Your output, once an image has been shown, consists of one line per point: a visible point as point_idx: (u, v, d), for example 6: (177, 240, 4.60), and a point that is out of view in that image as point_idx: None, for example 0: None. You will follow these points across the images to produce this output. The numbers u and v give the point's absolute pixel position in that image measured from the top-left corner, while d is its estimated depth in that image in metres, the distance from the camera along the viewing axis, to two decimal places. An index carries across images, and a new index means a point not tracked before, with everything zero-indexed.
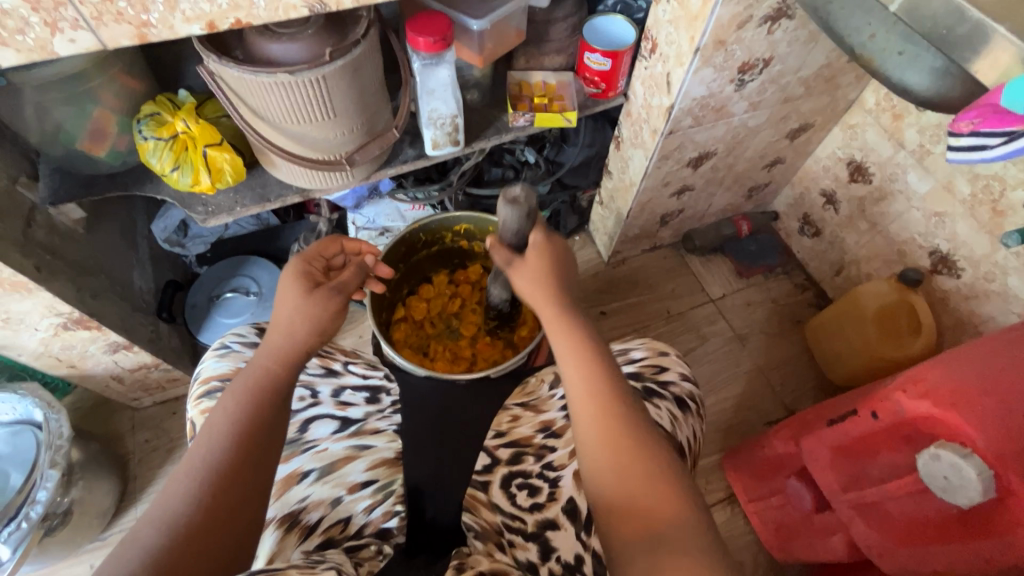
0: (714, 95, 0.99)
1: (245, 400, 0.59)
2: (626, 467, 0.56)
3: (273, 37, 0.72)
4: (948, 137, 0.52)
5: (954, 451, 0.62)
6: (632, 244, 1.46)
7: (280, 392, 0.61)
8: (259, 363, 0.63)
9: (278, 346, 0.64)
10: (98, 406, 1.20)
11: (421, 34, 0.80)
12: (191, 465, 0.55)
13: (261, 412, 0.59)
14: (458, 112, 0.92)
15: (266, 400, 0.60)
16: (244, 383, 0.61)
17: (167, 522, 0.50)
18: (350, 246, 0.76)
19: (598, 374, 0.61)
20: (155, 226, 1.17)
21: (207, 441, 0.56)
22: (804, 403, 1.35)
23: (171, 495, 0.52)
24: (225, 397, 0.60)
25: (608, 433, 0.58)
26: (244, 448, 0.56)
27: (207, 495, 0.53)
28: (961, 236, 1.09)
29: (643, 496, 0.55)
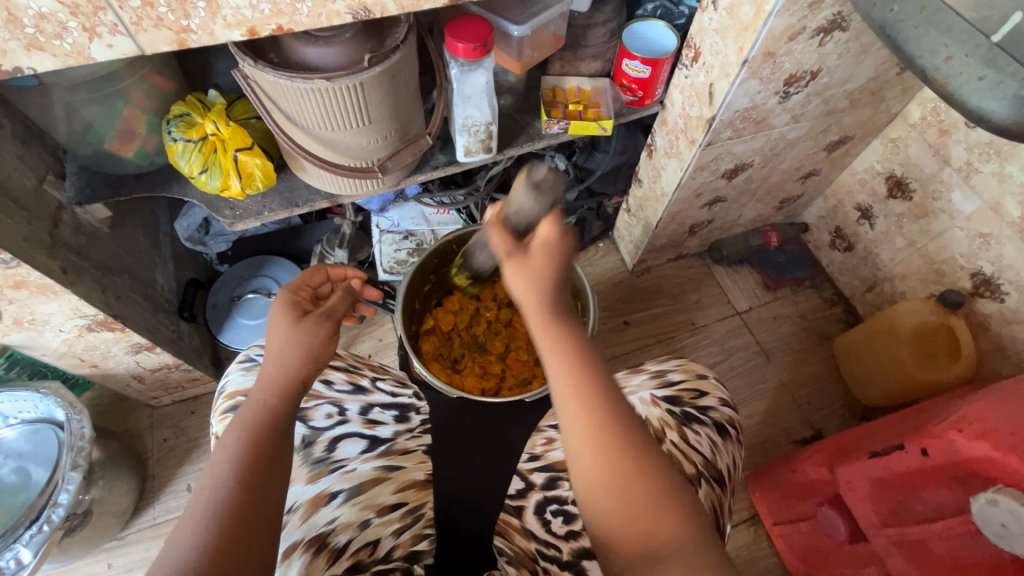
0: (756, 107, 0.95)
1: (244, 435, 0.57)
2: (622, 491, 0.51)
3: (310, 40, 0.69)
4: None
5: (1013, 498, 0.59)
6: (658, 253, 1.43)
7: (282, 422, 0.60)
8: (256, 396, 0.61)
9: (274, 378, 0.62)
10: (118, 403, 1.19)
11: (460, 40, 0.77)
12: (194, 508, 0.52)
13: (256, 446, 0.57)
14: (492, 119, 0.89)
15: (263, 434, 0.58)
16: (242, 417, 0.59)
17: (171, 572, 0.48)
18: (335, 274, 0.78)
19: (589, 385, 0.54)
20: (178, 225, 1.15)
21: (205, 484, 0.54)
22: (830, 422, 1.32)
23: (176, 541, 0.50)
24: (226, 434, 0.58)
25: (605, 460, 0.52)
26: (246, 484, 0.54)
27: (214, 534, 0.50)
28: (1008, 258, 1.05)
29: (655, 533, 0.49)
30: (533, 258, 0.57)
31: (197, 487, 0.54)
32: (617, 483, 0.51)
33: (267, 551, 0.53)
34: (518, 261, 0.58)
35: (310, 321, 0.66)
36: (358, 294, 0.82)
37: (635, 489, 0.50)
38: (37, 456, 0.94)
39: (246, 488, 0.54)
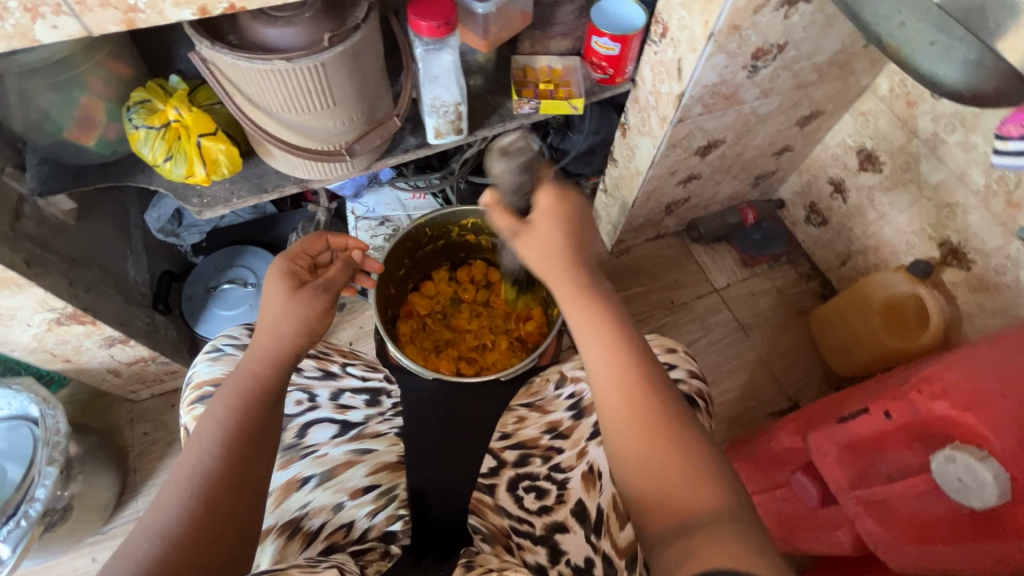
0: (725, 82, 0.96)
1: (238, 400, 0.58)
2: (661, 459, 0.52)
3: (268, 21, 0.68)
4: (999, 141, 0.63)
5: (970, 453, 0.62)
6: (637, 233, 1.43)
7: (270, 391, 0.59)
8: (248, 363, 0.61)
9: (266, 351, 0.61)
10: (96, 399, 1.18)
11: (423, 18, 0.76)
12: (179, 475, 0.53)
13: (249, 419, 0.57)
14: (461, 100, 0.88)
15: (254, 403, 0.58)
16: (234, 383, 0.59)
17: (156, 535, 0.49)
18: (336, 242, 0.74)
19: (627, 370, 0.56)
20: (148, 217, 1.13)
21: (196, 449, 0.54)
22: (806, 394, 1.34)
23: (161, 507, 0.51)
24: (213, 401, 0.58)
25: (627, 409, 0.54)
26: (232, 453, 0.55)
27: (198, 503, 0.51)
28: (973, 227, 1.07)
29: (673, 479, 0.51)
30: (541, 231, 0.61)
31: (185, 453, 0.55)
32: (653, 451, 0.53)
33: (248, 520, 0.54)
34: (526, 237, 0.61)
35: (303, 294, 0.64)
36: (359, 265, 0.78)
37: (655, 441, 0.53)
38: (12, 453, 0.92)
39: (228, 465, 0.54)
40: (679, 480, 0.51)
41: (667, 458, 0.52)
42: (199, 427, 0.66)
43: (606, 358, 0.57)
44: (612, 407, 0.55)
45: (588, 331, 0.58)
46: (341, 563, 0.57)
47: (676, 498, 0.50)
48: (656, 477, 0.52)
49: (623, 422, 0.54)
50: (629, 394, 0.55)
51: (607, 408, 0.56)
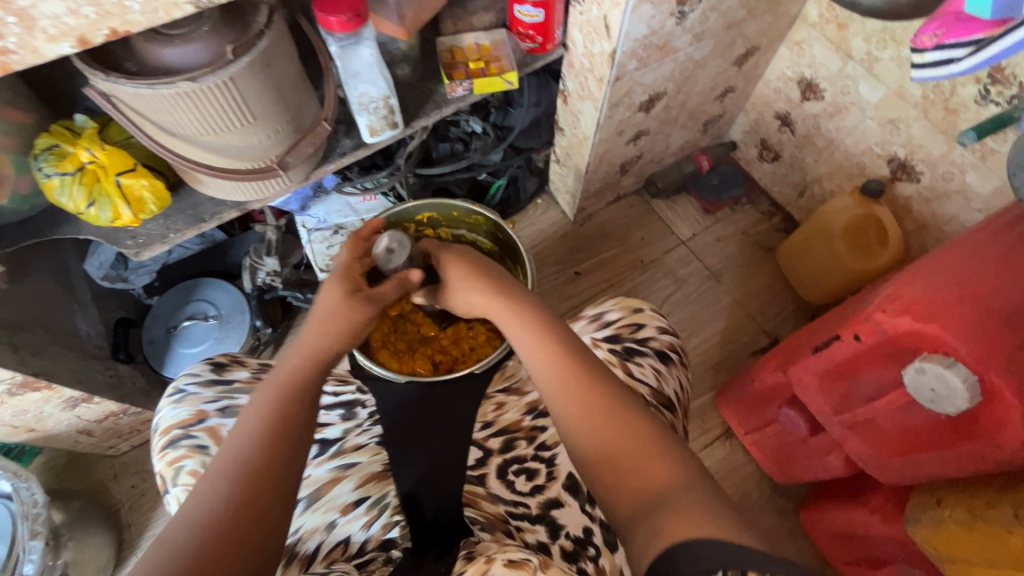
0: (655, 32, 0.94)
1: (285, 393, 0.58)
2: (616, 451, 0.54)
3: (166, 41, 0.64)
4: (915, 53, 0.63)
5: (938, 363, 0.63)
6: (596, 199, 1.42)
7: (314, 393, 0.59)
8: (293, 359, 0.61)
9: (311, 345, 0.62)
10: (74, 462, 1.14)
11: (331, 13, 0.72)
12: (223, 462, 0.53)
13: (283, 417, 0.56)
14: (390, 92, 0.85)
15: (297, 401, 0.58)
16: (281, 377, 0.59)
17: (169, 543, 0.47)
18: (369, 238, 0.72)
19: (567, 368, 0.60)
20: (89, 265, 1.07)
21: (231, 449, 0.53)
22: (784, 327, 1.36)
23: (200, 496, 0.50)
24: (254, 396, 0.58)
25: (572, 385, 0.58)
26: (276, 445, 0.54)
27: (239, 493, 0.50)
28: (917, 140, 1.08)
29: (635, 469, 0.52)
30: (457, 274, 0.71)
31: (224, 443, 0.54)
32: (608, 437, 0.55)
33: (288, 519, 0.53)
34: (466, 279, 0.70)
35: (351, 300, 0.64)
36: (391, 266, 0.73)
37: (608, 432, 0.55)
38: None
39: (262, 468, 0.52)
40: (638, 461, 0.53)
41: (620, 444, 0.54)
42: (175, 472, 0.64)
43: (547, 361, 0.61)
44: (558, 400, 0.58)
45: (525, 342, 0.63)
46: (346, 573, 0.56)
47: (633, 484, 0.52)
48: (616, 469, 0.53)
49: (570, 417, 0.57)
50: (577, 374, 0.59)
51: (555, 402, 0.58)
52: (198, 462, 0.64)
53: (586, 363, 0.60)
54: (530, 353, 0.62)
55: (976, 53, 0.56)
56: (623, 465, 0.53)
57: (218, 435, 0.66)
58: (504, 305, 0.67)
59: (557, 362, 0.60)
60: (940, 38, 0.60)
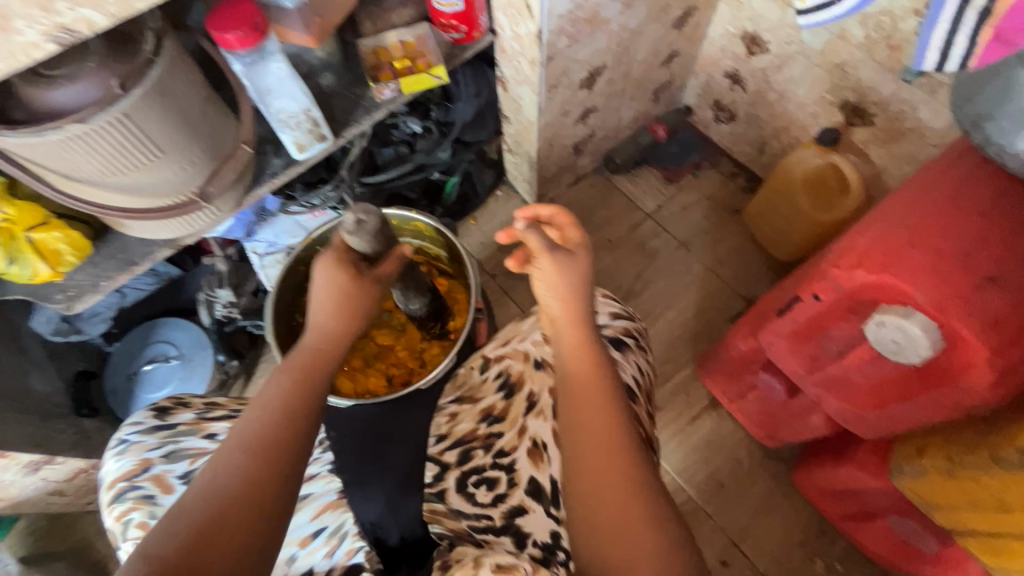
0: (580, 6, 0.90)
1: (296, 379, 0.59)
2: (611, 501, 0.53)
3: (49, 83, 0.60)
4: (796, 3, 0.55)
5: (896, 314, 0.61)
6: (554, 183, 1.39)
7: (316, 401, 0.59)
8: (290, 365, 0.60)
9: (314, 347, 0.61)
10: (54, 522, 1.11)
11: (227, 31, 0.68)
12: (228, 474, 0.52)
13: (298, 400, 0.57)
14: (310, 105, 0.82)
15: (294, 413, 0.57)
16: (295, 360, 0.60)
17: (219, 493, 0.50)
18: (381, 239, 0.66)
19: (603, 402, 0.58)
20: (36, 322, 1.03)
21: (258, 413, 0.56)
22: (760, 288, 1.34)
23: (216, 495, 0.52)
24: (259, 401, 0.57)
25: (585, 390, 0.58)
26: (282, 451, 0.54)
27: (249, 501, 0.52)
28: (866, 82, 1.05)
29: (618, 524, 0.52)
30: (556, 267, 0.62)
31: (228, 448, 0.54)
32: (605, 483, 0.54)
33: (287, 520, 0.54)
34: (563, 261, 0.61)
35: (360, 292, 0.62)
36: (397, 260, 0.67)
37: (612, 480, 0.54)
38: None
39: (265, 447, 0.53)
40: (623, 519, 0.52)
41: (614, 497, 0.53)
42: (123, 527, 0.60)
43: (585, 386, 0.59)
44: (582, 430, 0.57)
45: (571, 355, 0.61)
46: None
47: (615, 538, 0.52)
48: (603, 519, 0.53)
49: (584, 451, 0.56)
50: (596, 379, 0.59)
51: (577, 432, 0.57)
52: (146, 513, 0.60)
53: (616, 403, 0.58)
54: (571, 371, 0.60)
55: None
56: (608, 518, 0.53)
57: (166, 482, 0.62)
58: (563, 311, 0.62)
59: (582, 363, 0.60)
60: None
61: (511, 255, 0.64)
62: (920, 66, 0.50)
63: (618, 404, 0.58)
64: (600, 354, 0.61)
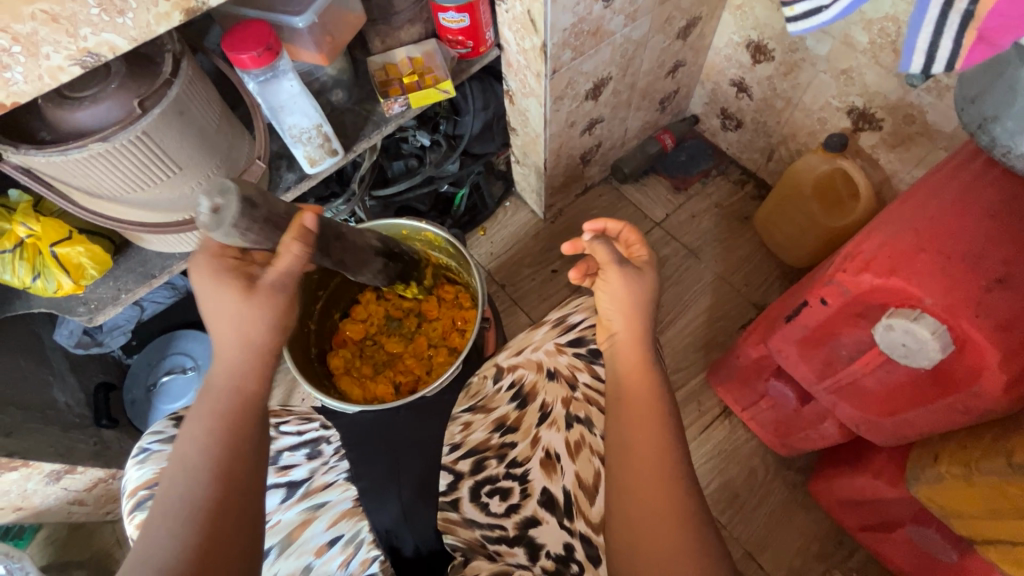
0: (584, 19, 0.92)
1: (219, 428, 0.53)
2: (655, 508, 0.52)
3: (73, 104, 0.63)
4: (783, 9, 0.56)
5: (905, 317, 0.60)
6: (563, 193, 1.40)
7: (247, 417, 0.54)
8: (221, 381, 0.55)
9: (236, 362, 0.55)
10: (75, 532, 1.14)
11: (242, 52, 0.71)
12: (168, 498, 0.50)
13: (231, 441, 0.53)
14: (321, 120, 0.84)
15: (237, 430, 0.53)
16: (208, 405, 0.54)
17: (153, 569, 0.46)
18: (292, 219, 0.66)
19: (654, 411, 0.58)
20: (59, 335, 1.06)
21: (182, 473, 0.50)
22: (771, 296, 1.33)
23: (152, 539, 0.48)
24: (194, 426, 0.53)
25: (635, 406, 0.58)
26: (222, 478, 0.51)
27: (188, 530, 0.48)
28: (872, 86, 1.05)
29: (655, 534, 0.51)
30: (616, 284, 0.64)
31: (169, 477, 0.51)
32: (649, 490, 0.53)
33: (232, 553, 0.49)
34: (631, 275, 0.64)
35: (265, 291, 0.55)
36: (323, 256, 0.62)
37: (653, 487, 0.53)
38: None
39: (227, 475, 0.51)
40: (663, 530, 0.51)
41: (654, 505, 0.53)
42: None
43: (639, 392, 0.59)
44: (630, 435, 0.57)
45: (630, 369, 0.62)
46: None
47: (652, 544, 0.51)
48: (641, 524, 0.52)
49: (630, 455, 0.56)
50: (647, 396, 0.59)
51: (627, 435, 0.57)
52: None
53: (667, 415, 0.58)
54: (627, 379, 0.61)
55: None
56: (647, 523, 0.52)
57: None
58: (628, 323, 0.63)
59: (636, 374, 0.61)
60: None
61: (574, 267, 0.67)
62: (907, 69, 0.50)
63: (668, 415, 0.58)
64: (653, 371, 0.61)
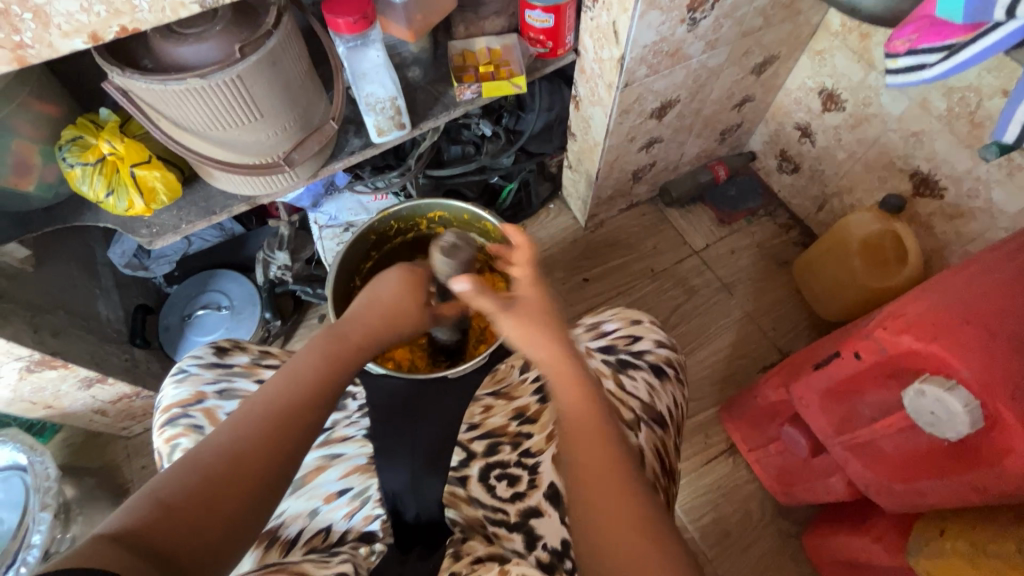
0: (666, 39, 0.93)
1: (328, 358, 0.61)
2: (630, 519, 0.51)
3: (179, 39, 0.67)
4: (887, 58, 0.62)
5: (938, 385, 0.60)
6: (608, 206, 1.41)
7: (351, 362, 0.63)
8: (351, 330, 0.65)
9: (371, 325, 0.66)
10: (90, 441, 1.19)
11: (339, 15, 0.74)
12: (261, 400, 0.56)
13: (329, 375, 0.60)
14: (397, 93, 0.87)
15: (337, 366, 0.61)
16: (328, 344, 0.63)
17: (230, 453, 0.52)
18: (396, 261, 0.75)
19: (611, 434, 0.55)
20: (112, 253, 1.12)
21: (284, 383, 0.58)
22: (797, 344, 1.32)
23: (232, 428, 0.54)
24: (304, 352, 0.62)
25: (595, 428, 0.56)
26: (314, 400, 0.58)
27: (268, 430, 0.54)
28: (941, 153, 1.04)
29: (629, 541, 0.50)
30: (525, 306, 0.63)
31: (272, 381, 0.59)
32: (617, 503, 0.51)
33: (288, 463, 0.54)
34: (519, 312, 0.63)
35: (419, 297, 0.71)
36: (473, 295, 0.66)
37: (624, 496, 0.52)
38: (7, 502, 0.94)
39: (307, 404, 0.57)
40: (637, 535, 0.50)
41: (626, 515, 0.51)
42: (171, 449, 0.65)
43: (589, 415, 0.56)
44: (590, 451, 0.54)
45: (570, 394, 0.58)
46: (350, 558, 0.58)
47: (626, 549, 0.49)
48: (614, 531, 0.50)
49: (594, 468, 0.53)
50: (602, 418, 0.56)
51: (581, 448, 0.55)
52: (193, 440, 0.65)
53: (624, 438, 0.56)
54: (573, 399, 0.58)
55: (947, 59, 0.55)
56: (620, 534, 0.50)
57: (215, 416, 0.67)
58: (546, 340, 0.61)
59: (583, 398, 0.57)
60: (913, 43, 0.59)
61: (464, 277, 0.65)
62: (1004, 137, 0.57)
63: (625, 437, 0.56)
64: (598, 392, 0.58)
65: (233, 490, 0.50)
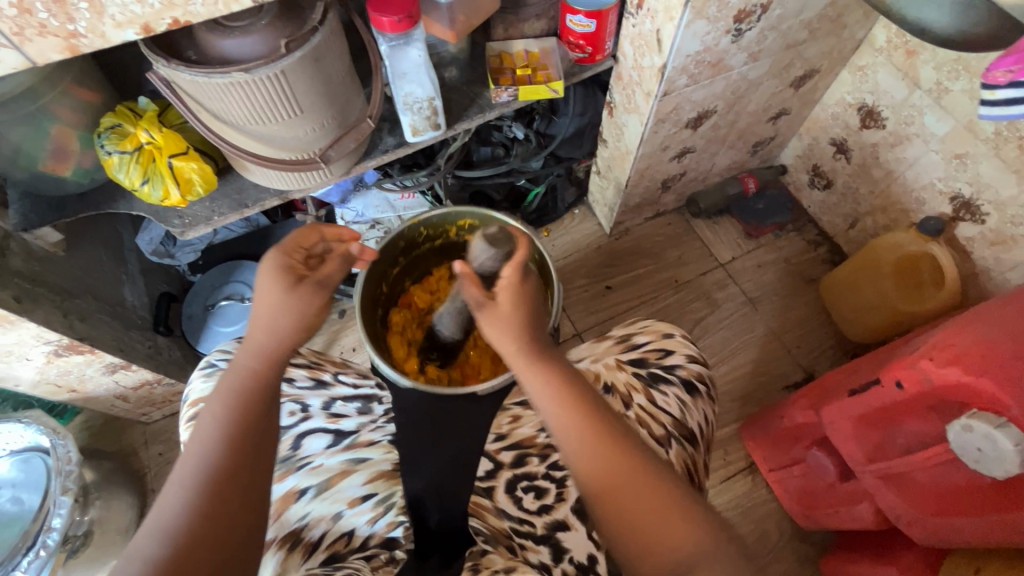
0: (709, 49, 0.92)
1: (229, 402, 0.53)
2: (656, 516, 0.50)
3: (225, 32, 0.66)
4: (984, 88, 0.55)
5: (986, 422, 0.59)
6: (635, 214, 1.39)
7: (267, 390, 0.55)
8: (245, 359, 0.56)
9: (261, 344, 0.56)
10: (109, 425, 1.19)
11: (384, 14, 0.74)
12: (183, 468, 0.50)
13: (247, 413, 0.53)
14: (435, 94, 0.87)
15: (253, 403, 0.54)
16: (228, 382, 0.54)
17: (169, 532, 0.47)
18: (331, 233, 0.62)
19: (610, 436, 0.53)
20: (140, 240, 1.13)
21: (195, 446, 0.51)
22: (821, 364, 1.30)
23: (165, 506, 0.49)
24: (211, 400, 0.54)
25: (599, 437, 0.52)
26: (233, 442, 0.51)
27: (203, 495, 0.49)
28: (985, 177, 1.01)
29: (666, 538, 0.49)
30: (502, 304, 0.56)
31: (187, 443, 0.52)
32: (641, 507, 0.50)
33: (250, 499, 0.51)
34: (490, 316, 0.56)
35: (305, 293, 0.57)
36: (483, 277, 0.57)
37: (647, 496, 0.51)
38: (29, 483, 0.95)
39: (234, 444, 0.51)
40: (672, 529, 0.50)
41: (655, 513, 0.50)
42: None
43: (583, 425, 0.53)
44: (592, 459, 0.52)
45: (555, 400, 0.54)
46: (355, 571, 0.58)
47: (660, 545, 0.49)
48: (647, 528, 0.50)
49: (604, 477, 0.52)
50: (597, 425, 0.53)
51: (586, 454, 0.52)
52: None
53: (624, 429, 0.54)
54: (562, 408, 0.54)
55: None
56: (651, 534, 0.50)
57: None
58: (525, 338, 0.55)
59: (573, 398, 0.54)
60: (1016, 74, 0.52)
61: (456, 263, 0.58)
62: None
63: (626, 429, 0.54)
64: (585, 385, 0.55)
65: (204, 556, 0.47)
